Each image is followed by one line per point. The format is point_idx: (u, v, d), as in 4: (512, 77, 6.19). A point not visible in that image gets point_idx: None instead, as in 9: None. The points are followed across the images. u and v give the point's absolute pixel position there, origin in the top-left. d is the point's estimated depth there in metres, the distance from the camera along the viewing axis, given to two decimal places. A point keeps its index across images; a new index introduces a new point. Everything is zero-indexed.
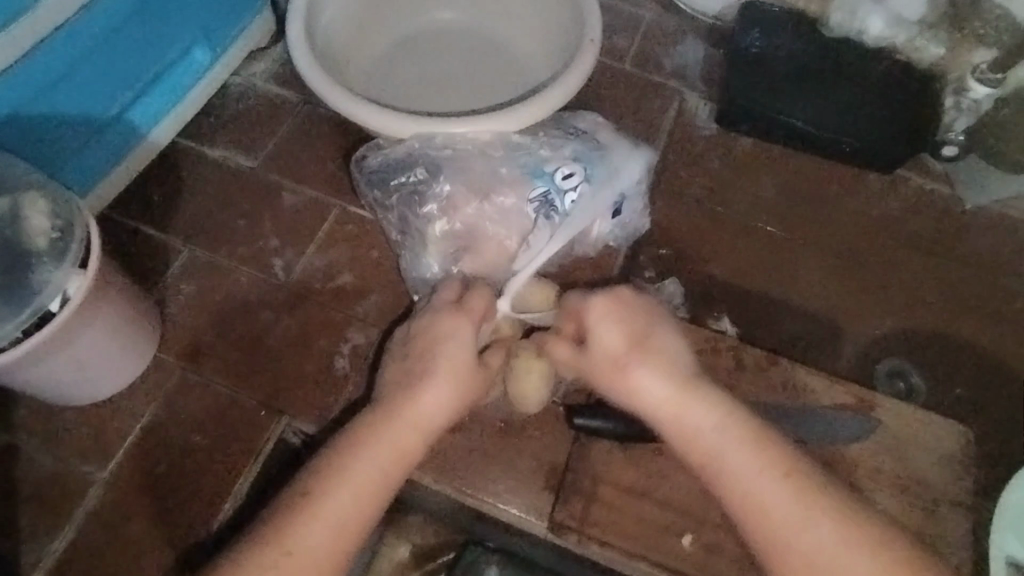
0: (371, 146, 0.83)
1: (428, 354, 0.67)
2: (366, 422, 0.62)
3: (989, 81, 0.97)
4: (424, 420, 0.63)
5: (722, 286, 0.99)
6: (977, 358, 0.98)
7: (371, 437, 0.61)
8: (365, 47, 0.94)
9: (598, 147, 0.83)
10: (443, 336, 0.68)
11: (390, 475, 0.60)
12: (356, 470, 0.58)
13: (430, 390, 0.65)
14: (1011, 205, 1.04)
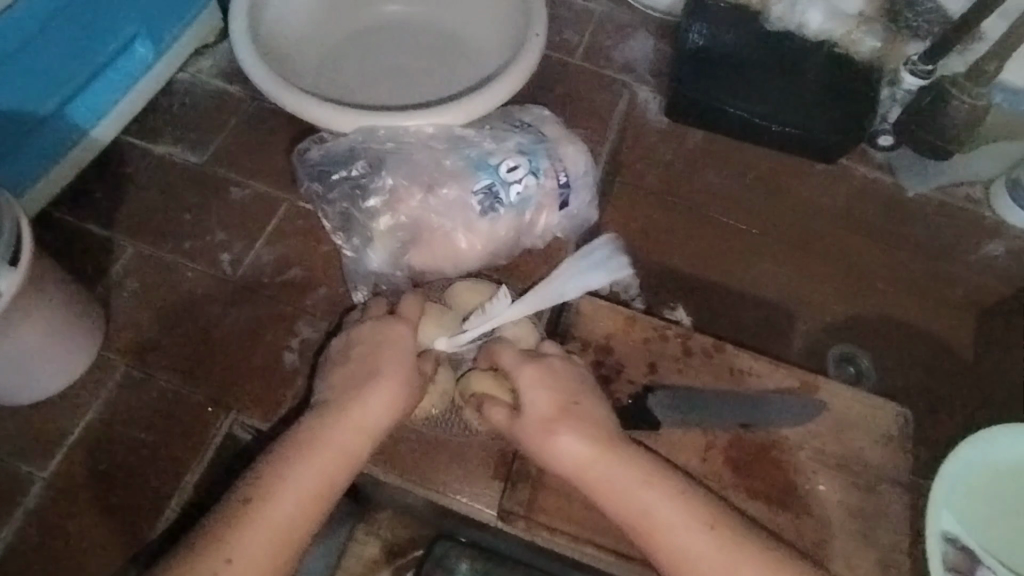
0: (310, 141, 0.86)
1: (365, 366, 0.70)
2: (302, 437, 0.65)
3: (919, 73, 0.98)
4: (362, 432, 0.66)
5: (679, 278, 1.03)
6: (919, 341, 1.02)
7: (308, 453, 0.64)
8: (314, 40, 0.94)
9: (543, 140, 0.83)
10: (383, 349, 0.70)
11: (328, 487, 0.64)
12: (292, 487, 0.62)
13: (368, 404, 0.67)
14: (951, 193, 1.06)
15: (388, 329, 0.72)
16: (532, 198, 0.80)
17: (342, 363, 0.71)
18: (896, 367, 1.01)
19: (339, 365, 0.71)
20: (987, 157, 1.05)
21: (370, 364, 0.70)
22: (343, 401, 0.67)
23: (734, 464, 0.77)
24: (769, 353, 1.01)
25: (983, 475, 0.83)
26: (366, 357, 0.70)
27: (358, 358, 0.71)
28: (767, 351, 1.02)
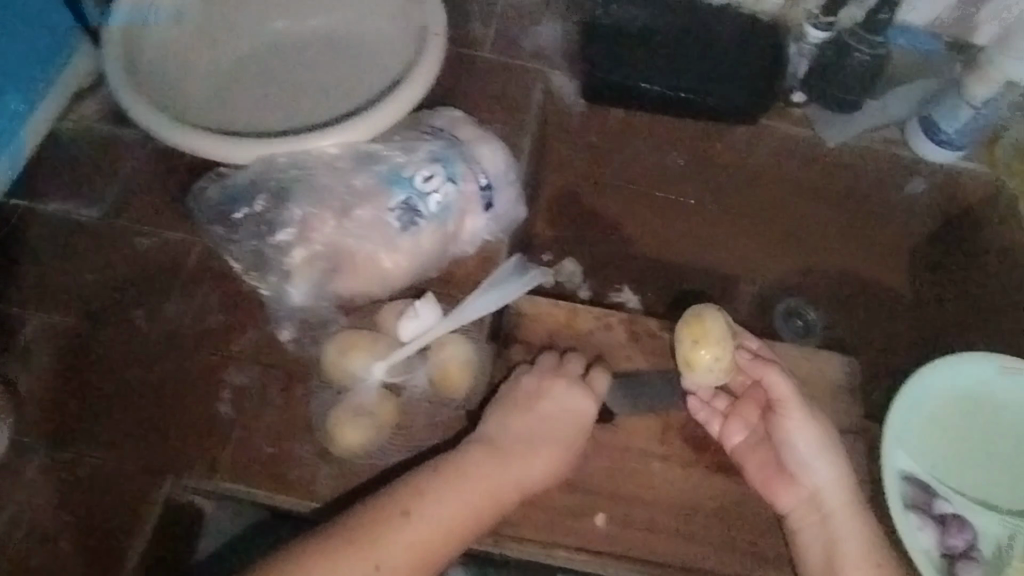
0: (207, 180, 0.84)
1: (546, 412, 0.74)
2: (440, 477, 0.68)
3: (822, 25, 1.00)
4: (509, 479, 0.70)
5: (621, 257, 1.06)
6: (854, 283, 1.06)
7: (449, 493, 0.67)
8: (199, 66, 0.87)
9: (456, 143, 0.80)
10: (560, 397, 0.74)
11: (437, 533, 0.66)
12: (397, 533, 0.64)
13: (494, 447, 0.71)
14: (868, 138, 1.05)
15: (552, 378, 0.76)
16: (454, 206, 0.78)
17: (505, 408, 0.75)
18: (837, 316, 1.05)
19: (501, 413, 0.74)
20: (895, 96, 1.05)
21: (532, 411, 0.74)
22: (501, 448, 0.71)
23: (690, 441, 0.78)
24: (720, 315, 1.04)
25: (934, 407, 0.84)
26: (523, 405, 0.75)
27: (522, 403, 0.75)
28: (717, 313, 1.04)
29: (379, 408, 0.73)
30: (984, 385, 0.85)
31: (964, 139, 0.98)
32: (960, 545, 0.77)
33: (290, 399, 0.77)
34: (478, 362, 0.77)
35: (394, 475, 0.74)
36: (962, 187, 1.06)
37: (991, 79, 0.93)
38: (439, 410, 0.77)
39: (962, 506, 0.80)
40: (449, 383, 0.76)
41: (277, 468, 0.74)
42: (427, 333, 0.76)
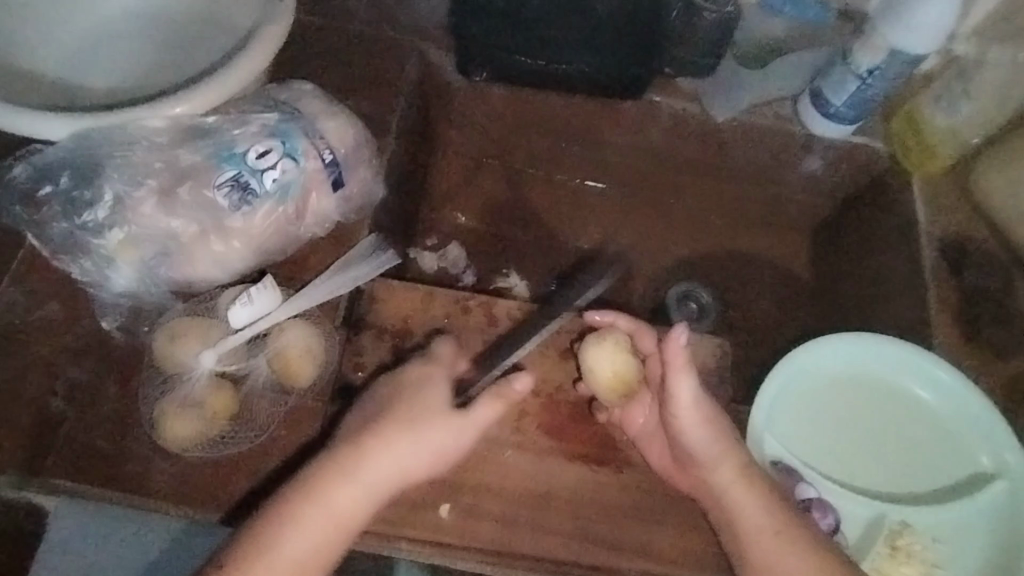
0: (19, 157, 0.77)
1: (426, 398, 0.68)
2: (325, 470, 0.64)
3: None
4: (409, 464, 0.66)
5: (511, 240, 1.04)
6: (749, 262, 1.07)
7: (337, 488, 0.63)
8: (29, 20, 0.79)
9: (300, 117, 0.76)
10: (442, 382, 0.70)
11: (332, 531, 0.63)
12: (288, 536, 0.62)
13: (394, 443, 0.66)
14: (759, 112, 1.00)
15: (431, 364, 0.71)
16: (294, 183, 0.73)
17: (386, 394, 0.69)
18: (730, 295, 1.04)
19: (380, 400, 0.69)
20: (784, 67, 1.01)
21: (415, 394, 0.69)
22: (391, 433, 0.66)
23: (544, 427, 0.77)
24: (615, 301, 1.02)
25: (806, 387, 0.82)
26: (404, 389, 0.69)
27: (400, 388, 0.69)
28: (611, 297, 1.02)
29: (210, 398, 0.70)
30: (860, 365, 0.83)
31: (853, 113, 0.95)
32: (821, 530, 0.76)
33: (126, 391, 0.74)
34: (321, 349, 0.74)
35: (230, 467, 0.71)
36: (859, 162, 1.03)
37: (876, 47, 0.90)
38: (281, 400, 0.73)
39: (828, 490, 0.78)
40: (288, 371, 0.73)
41: (108, 464, 0.71)
42: (262, 319, 0.72)
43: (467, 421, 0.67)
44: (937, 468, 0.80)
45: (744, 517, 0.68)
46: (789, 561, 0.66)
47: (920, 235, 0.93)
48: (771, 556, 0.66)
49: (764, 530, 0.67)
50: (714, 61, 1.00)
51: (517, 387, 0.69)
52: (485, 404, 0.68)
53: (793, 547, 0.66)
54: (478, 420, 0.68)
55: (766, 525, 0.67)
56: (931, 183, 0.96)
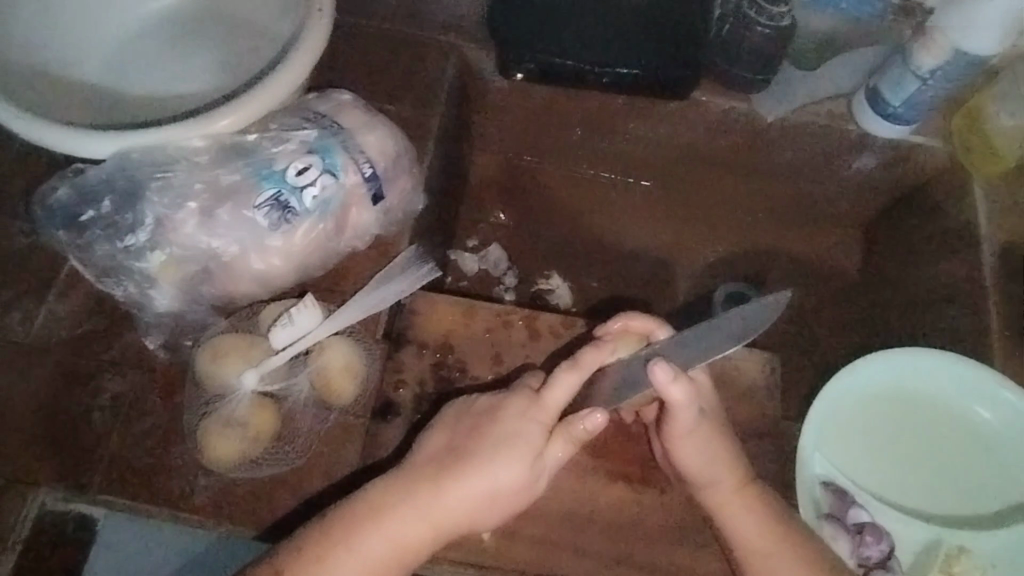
0: (59, 174, 0.77)
1: (500, 430, 0.63)
2: (387, 497, 0.62)
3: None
4: (478, 501, 0.62)
5: (556, 242, 1.07)
6: (783, 258, 1.10)
7: (401, 514, 0.61)
8: (88, 28, 0.83)
9: (338, 130, 0.74)
10: (522, 416, 0.63)
11: (394, 559, 0.61)
12: (349, 561, 0.60)
13: (473, 472, 0.62)
14: (812, 111, 0.95)
15: (512, 397, 0.65)
16: (334, 199, 0.72)
17: (459, 423, 0.66)
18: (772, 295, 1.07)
19: (451, 429, 0.66)
20: (841, 65, 0.96)
21: (490, 425, 0.64)
22: (461, 466, 0.63)
23: (589, 446, 0.76)
24: (655, 300, 1.05)
25: (860, 406, 0.80)
26: (479, 419, 0.65)
27: (472, 417, 0.66)
28: (655, 299, 1.05)
29: (254, 418, 0.69)
30: (920, 383, 0.80)
31: (912, 113, 0.90)
32: (875, 556, 0.73)
33: (169, 405, 0.73)
34: (363, 367, 0.74)
35: (277, 485, 0.71)
36: (917, 162, 0.97)
37: (938, 47, 0.85)
38: (324, 419, 0.73)
39: (878, 512, 0.76)
40: (330, 391, 0.72)
41: (151, 480, 0.71)
42: (302, 341, 0.71)
43: (542, 462, 0.63)
44: (991, 491, 0.78)
45: (737, 534, 0.67)
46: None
47: (981, 242, 0.88)
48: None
49: (763, 552, 0.66)
50: (767, 76, 0.93)
51: (586, 426, 0.63)
52: (560, 446, 0.64)
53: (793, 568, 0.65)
54: (553, 460, 0.64)
55: (760, 545, 0.66)
56: (993, 186, 0.91)
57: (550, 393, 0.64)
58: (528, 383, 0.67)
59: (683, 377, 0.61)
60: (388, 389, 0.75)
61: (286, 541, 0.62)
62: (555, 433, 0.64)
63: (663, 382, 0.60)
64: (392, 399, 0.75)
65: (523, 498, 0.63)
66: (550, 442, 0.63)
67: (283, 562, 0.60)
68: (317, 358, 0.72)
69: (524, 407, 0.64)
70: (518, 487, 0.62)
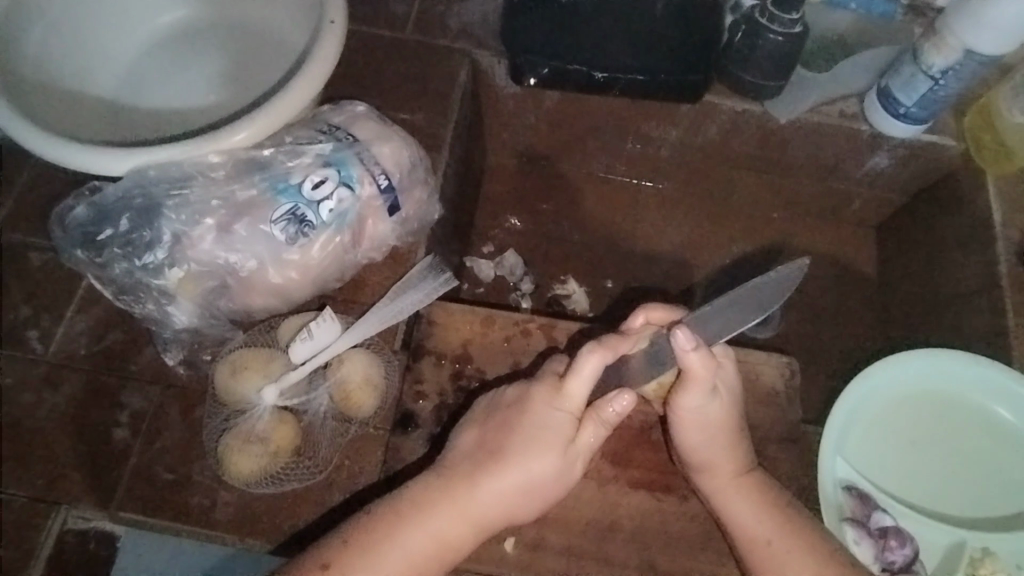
0: (75, 192, 0.77)
1: (532, 423, 0.63)
2: (427, 493, 0.62)
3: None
4: (514, 494, 0.63)
5: (570, 247, 1.08)
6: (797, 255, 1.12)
7: (442, 510, 0.61)
8: (104, 42, 0.83)
9: (353, 143, 0.74)
10: (548, 407, 0.64)
11: (437, 554, 0.61)
12: (395, 556, 0.59)
13: (512, 465, 0.63)
14: (826, 112, 0.94)
15: (538, 388, 0.65)
16: (350, 212, 0.72)
17: (489, 419, 0.66)
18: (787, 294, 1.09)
19: (482, 425, 0.66)
20: (852, 65, 0.95)
21: (520, 418, 0.64)
22: (496, 461, 0.63)
23: (610, 454, 0.76)
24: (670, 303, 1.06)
25: (879, 410, 0.79)
26: (508, 413, 0.65)
27: (501, 412, 0.66)
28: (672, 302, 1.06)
29: (274, 434, 0.68)
30: (942, 385, 0.80)
31: (925, 112, 0.89)
32: (900, 560, 0.73)
33: (189, 420, 0.73)
34: (383, 379, 0.73)
35: (298, 498, 0.71)
36: (931, 161, 0.97)
37: (949, 46, 0.82)
38: (345, 431, 0.72)
39: (901, 515, 0.75)
40: (349, 402, 0.71)
41: (174, 496, 0.70)
42: (322, 354, 0.71)
43: (573, 451, 0.64)
44: (1014, 492, 0.77)
45: (731, 519, 0.67)
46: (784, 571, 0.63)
47: (997, 240, 0.87)
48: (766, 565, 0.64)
49: (758, 540, 0.65)
50: (780, 81, 0.91)
51: (614, 409, 0.63)
52: (591, 431, 0.64)
53: (787, 558, 0.63)
54: (584, 447, 0.64)
55: (756, 531, 0.65)
56: (1007, 184, 0.90)
57: (574, 380, 0.63)
58: (552, 369, 0.67)
59: (703, 347, 0.61)
60: (409, 401, 0.76)
61: (330, 536, 0.61)
62: (583, 420, 0.64)
63: (682, 348, 0.60)
64: (412, 410, 0.75)
65: (559, 488, 0.64)
66: (579, 430, 0.64)
67: (327, 556, 0.59)
68: (337, 371, 0.71)
69: (549, 397, 0.64)
70: (551, 478, 0.63)
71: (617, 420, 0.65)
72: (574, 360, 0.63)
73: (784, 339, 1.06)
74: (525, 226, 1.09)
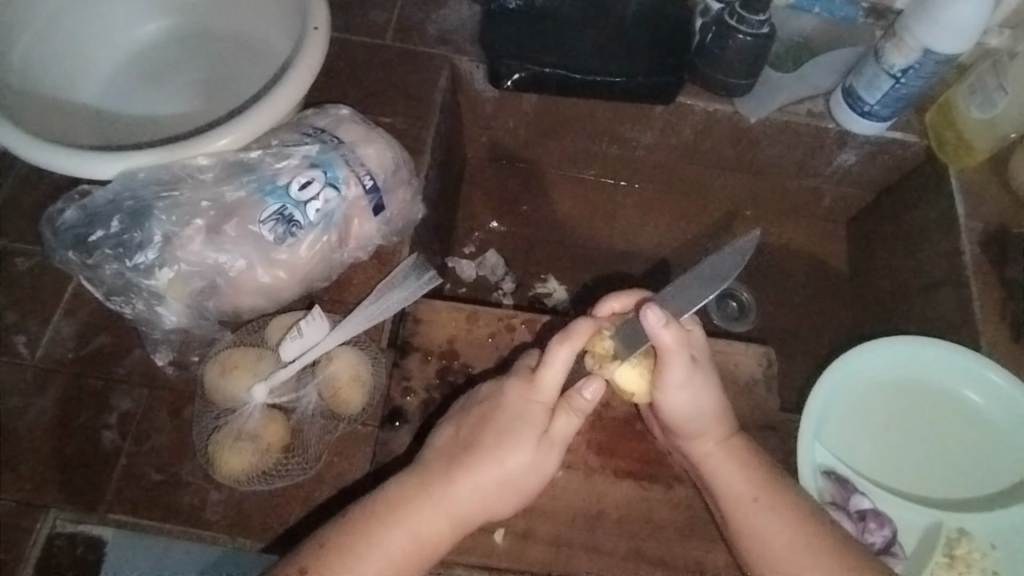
0: (62, 198, 0.78)
1: (506, 417, 0.65)
2: (406, 491, 0.63)
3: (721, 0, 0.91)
4: (488, 488, 0.64)
5: (551, 248, 1.11)
6: (771, 251, 1.16)
7: (419, 510, 0.63)
8: (89, 52, 0.85)
9: (338, 145, 0.75)
10: (522, 399, 0.65)
11: (415, 554, 0.62)
12: (373, 558, 0.60)
13: (489, 464, 0.64)
14: (793, 111, 0.98)
15: (510, 381, 0.66)
16: (336, 212, 0.73)
17: (465, 416, 0.67)
18: (763, 289, 1.12)
19: (459, 421, 0.67)
20: (816, 67, 0.99)
21: (494, 412, 0.66)
22: (471, 456, 0.64)
23: (596, 443, 0.78)
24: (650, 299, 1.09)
25: (854, 397, 0.82)
26: (483, 408, 0.66)
27: (476, 407, 0.67)
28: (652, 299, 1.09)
29: (266, 431, 0.69)
30: (911, 371, 0.83)
31: (888, 110, 0.92)
32: (879, 542, 0.75)
33: (178, 420, 0.73)
34: (371, 375, 0.75)
35: (288, 497, 0.71)
36: (895, 157, 1.01)
37: (908, 47, 0.86)
38: (332, 429, 0.73)
39: (880, 501, 0.78)
40: (339, 399, 0.72)
41: (165, 496, 0.71)
42: (311, 353, 0.73)
43: (550, 440, 0.65)
44: (985, 474, 0.80)
45: (726, 490, 0.69)
46: (770, 529, 0.66)
47: (961, 229, 0.91)
48: (751, 528, 0.67)
49: (746, 500, 0.68)
50: (751, 80, 0.94)
51: (586, 396, 0.65)
52: (564, 420, 0.66)
53: (772, 516, 0.66)
54: (559, 437, 0.66)
55: (743, 493, 0.68)
56: (968, 177, 0.94)
57: (545, 370, 0.64)
58: (524, 363, 0.69)
59: (674, 324, 0.63)
60: (397, 397, 0.77)
61: (310, 540, 0.62)
62: (556, 410, 0.66)
63: (654, 327, 0.62)
64: (400, 406, 0.77)
65: (537, 480, 0.66)
66: (552, 420, 0.66)
67: (306, 560, 0.60)
68: (332, 371, 0.72)
69: (523, 389, 0.65)
70: (525, 469, 0.64)
71: (588, 408, 0.66)
72: (545, 354, 0.65)
73: (760, 331, 1.10)
74: (506, 227, 1.11)
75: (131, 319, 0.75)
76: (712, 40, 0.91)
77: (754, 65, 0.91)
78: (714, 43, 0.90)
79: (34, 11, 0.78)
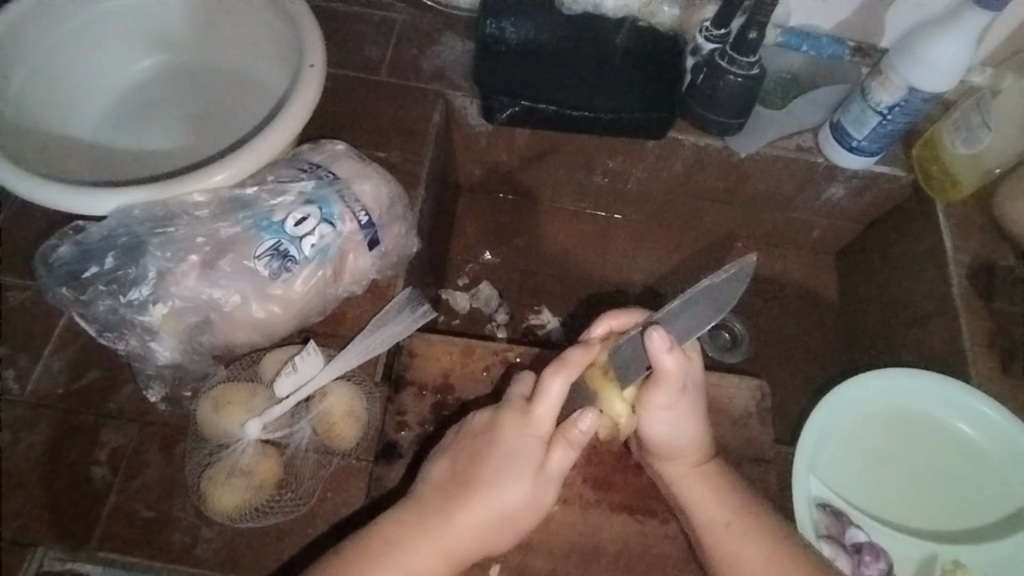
0: (56, 233, 0.78)
1: (503, 454, 0.64)
2: (405, 527, 0.63)
3: (714, 38, 0.92)
4: (487, 525, 0.64)
5: (545, 279, 1.12)
6: (762, 282, 1.17)
7: (421, 545, 0.62)
8: (87, 87, 0.86)
9: (333, 180, 0.76)
10: (517, 433, 0.64)
11: None
12: None
13: (488, 501, 0.63)
14: (782, 146, 1.00)
15: (505, 413, 0.65)
16: (331, 246, 0.74)
17: (459, 450, 0.67)
18: (756, 321, 1.13)
19: (455, 455, 0.67)
20: (805, 103, 1.00)
21: (490, 447, 0.65)
22: (468, 494, 0.64)
23: (591, 478, 0.77)
24: None
25: (846, 429, 0.82)
26: (477, 441, 0.66)
27: (471, 442, 0.66)
28: None
29: (258, 467, 0.69)
30: (901, 404, 0.83)
31: (875, 146, 0.94)
32: (875, 574, 0.75)
33: (169, 456, 0.73)
34: (364, 411, 0.75)
35: (280, 531, 0.70)
36: (883, 190, 1.03)
37: (894, 85, 0.88)
38: (324, 466, 0.73)
39: (875, 533, 0.77)
40: (333, 434, 0.73)
41: (154, 535, 0.70)
42: (307, 387, 0.72)
43: (545, 475, 0.65)
44: (977, 502, 0.80)
45: (701, 515, 0.69)
46: (748, 556, 0.66)
47: (949, 263, 0.93)
48: (733, 552, 0.66)
49: (721, 524, 0.68)
50: (742, 119, 0.95)
51: (582, 428, 0.64)
52: (561, 454, 0.65)
53: (752, 544, 0.66)
54: (555, 471, 0.65)
55: (718, 518, 0.69)
56: (954, 211, 0.96)
57: (540, 402, 0.64)
58: (518, 391, 0.67)
59: (676, 349, 0.63)
60: (391, 432, 0.77)
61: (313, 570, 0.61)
62: (552, 442, 0.65)
63: (657, 351, 0.62)
64: (394, 441, 0.76)
65: (532, 515, 0.65)
66: (549, 454, 0.65)
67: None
68: (330, 407, 0.72)
69: (519, 419, 0.65)
70: (525, 504, 0.64)
71: (584, 440, 0.65)
72: (541, 384, 0.64)
73: (752, 362, 1.10)
74: (500, 259, 1.12)
75: (124, 354, 0.75)
76: (701, 84, 0.93)
77: (744, 103, 0.93)
78: (703, 85, 0.93)
79: (34, 48, 0.79)
